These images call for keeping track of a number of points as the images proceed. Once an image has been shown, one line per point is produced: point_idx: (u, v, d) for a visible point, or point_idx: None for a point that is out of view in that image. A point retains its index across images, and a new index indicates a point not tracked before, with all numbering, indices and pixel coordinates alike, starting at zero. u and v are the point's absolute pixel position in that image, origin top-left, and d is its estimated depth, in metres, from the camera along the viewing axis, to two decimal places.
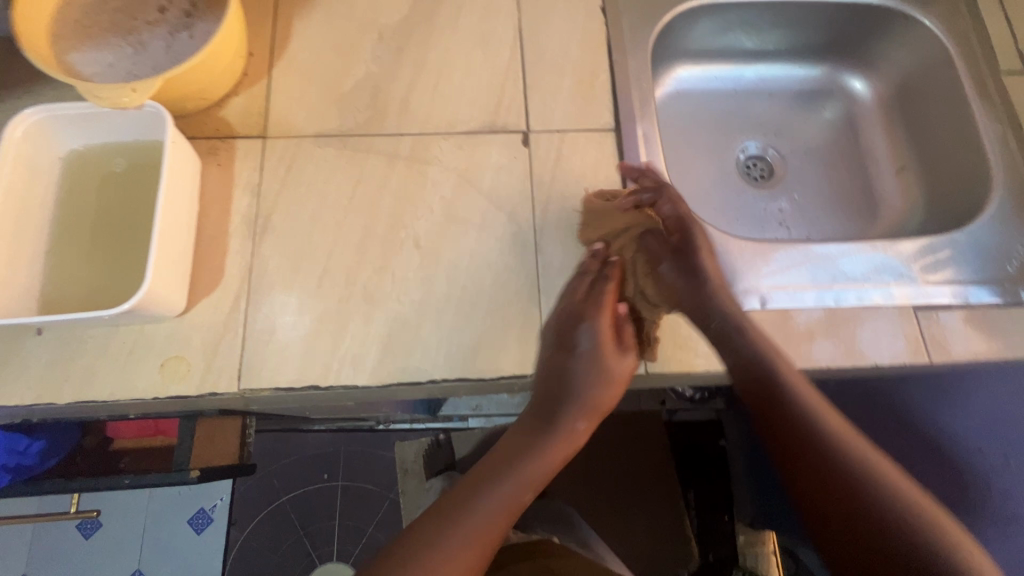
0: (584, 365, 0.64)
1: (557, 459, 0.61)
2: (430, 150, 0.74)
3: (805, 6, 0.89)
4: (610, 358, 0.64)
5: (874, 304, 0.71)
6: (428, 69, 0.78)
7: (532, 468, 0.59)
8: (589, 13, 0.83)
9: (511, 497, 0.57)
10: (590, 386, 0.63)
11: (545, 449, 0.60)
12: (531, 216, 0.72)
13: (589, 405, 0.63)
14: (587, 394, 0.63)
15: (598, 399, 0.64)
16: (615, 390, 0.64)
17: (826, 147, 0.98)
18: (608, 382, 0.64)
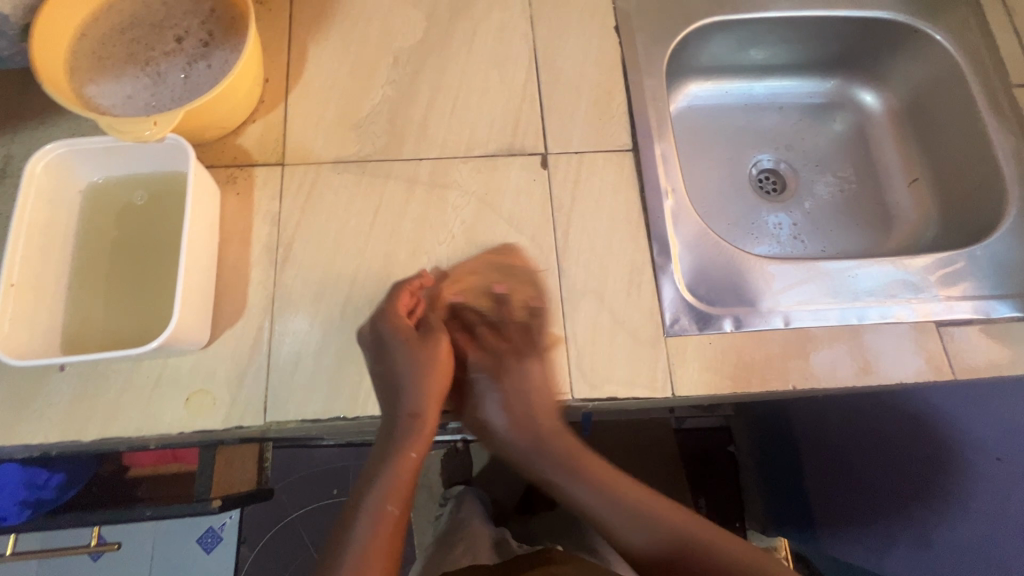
0: (404, 362, 0.65)
1: (412, 454, 0.65)
2: (449, 175, 0.74)
3: (817, 21, 0.89)
4: (426, 347, 0.67)
5: (897, 321, 0.71)
6: (444, 93, 0.78)
7: (396, 469, 0.64)
8: (603, 33, 0.83)
9: (384, 497, 0.63)
10: (415, 379, 0.65)
11: (395, 450, 0.65)
12: (552, 239, 0.72)
13: (393, 401, 0.65)
14: (395, 388, 0.65)
15: (425, 388, 0.66)
16: (443, 374, 0.67)
17: (840, 160, 0.98)
18: (430, 370, 0.66)
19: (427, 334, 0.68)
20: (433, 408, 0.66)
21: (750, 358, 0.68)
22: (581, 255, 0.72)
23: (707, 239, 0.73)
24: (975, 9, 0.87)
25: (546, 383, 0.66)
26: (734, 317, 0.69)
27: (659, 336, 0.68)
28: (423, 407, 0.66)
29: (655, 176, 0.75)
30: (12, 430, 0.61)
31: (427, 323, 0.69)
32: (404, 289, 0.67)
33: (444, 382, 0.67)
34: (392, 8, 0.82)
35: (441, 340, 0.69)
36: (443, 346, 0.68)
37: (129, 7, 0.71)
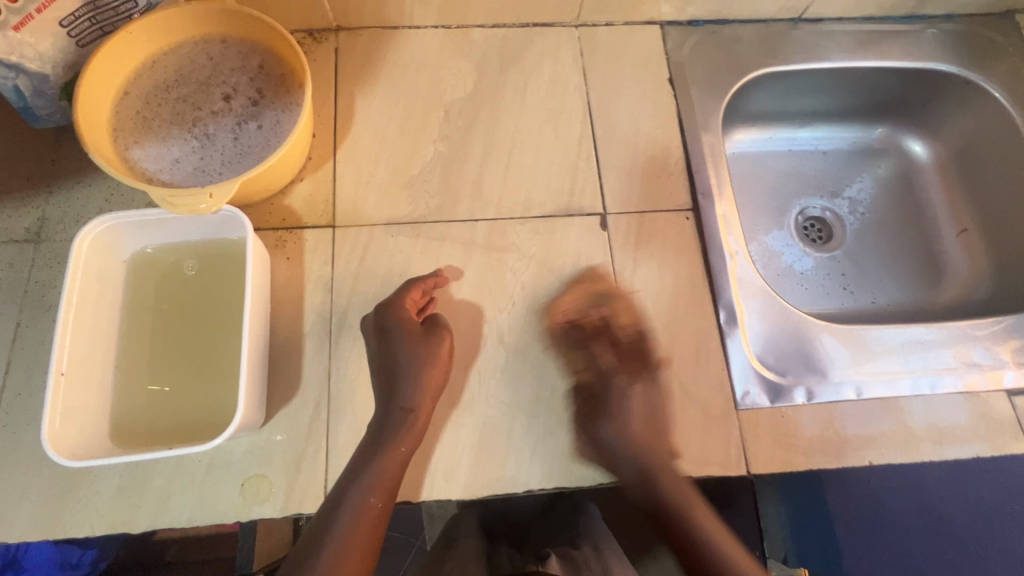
0: (402, 355, 0.61)
1: (402, 449, 0.59)
2: (506, 237, 0.72)
3: (868, 71, 0.88)
4: (429, 341, 0.63)
5: (968, 390, 0.70)
6: (497, 148, 0.76)
7: (384, 460, 0.58)
8: (657, 86, 0.81)
9: (369, 488, 0.57)
10: (413, 369, 0.61)
11: (387, 441, 0.59)
12: (615, 306, 0.70)
13: (389, 391, 0.61)
14: (393, 379, 0.61)
15: (424, 381, 0.61)
16: (443, 369, 0.62)
17: (889, 206, 0.95)
18: (430, 364, 0.61)
19: (432, 330, 0.64)
20: (429, 403, 0.61)
21: (824, 432, 0.67)
22: (646, 322, 0.70)
23: (774, 303, 0.71)
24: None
25: (616, 461, 0.64)
26: (806, 388, 0.68)
27: (731, 409, 0.67)
28: (419, 401, 0.60)
29: (719, 238, 0.73)
30: (59, 521, 0.57)
31: (434, 320, 0.65)
32: (416, 286, 0.65)
33: (442, 380, 0.62)
34: (441, 58, 0.79)
35: (445, 339, 0.63)
36: (446, 342, 0.63)
37: (174, 62, 0.67)
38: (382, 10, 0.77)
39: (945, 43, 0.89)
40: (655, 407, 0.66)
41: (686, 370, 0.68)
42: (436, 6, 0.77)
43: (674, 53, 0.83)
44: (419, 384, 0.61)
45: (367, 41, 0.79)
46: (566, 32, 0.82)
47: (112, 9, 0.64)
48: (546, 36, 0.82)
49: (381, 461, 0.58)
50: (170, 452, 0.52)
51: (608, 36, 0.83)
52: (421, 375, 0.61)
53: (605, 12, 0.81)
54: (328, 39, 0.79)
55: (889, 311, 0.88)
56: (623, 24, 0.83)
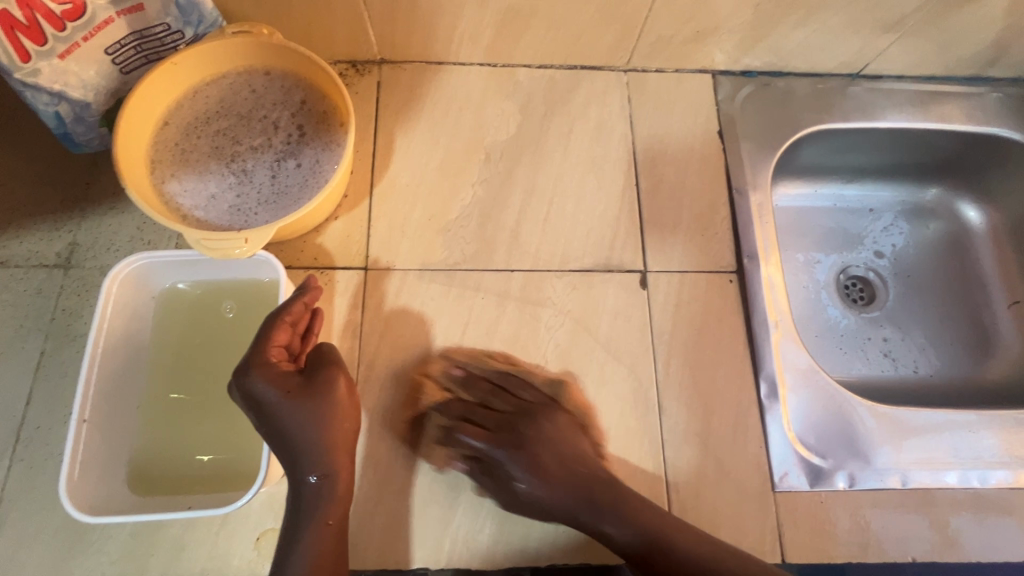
0: (291, 420, 0.53)
1: (330, 521, 0.54)
2: (541, 290, 0.69)
3: (924, 133, 0.85)
4: (319, 391, 0.55)
5: (1021, 487, 0.65)
6: (537, 196, 0.73)
7: (313, 538, 0.53)
8: (706, 138, 0.78)
9: (305, 575, 0.51)
10: (314, 432, 0.54)
11: (308, 518, 0.54)
12: (652, 371, 0.67)
13: (294, 462, 0.54)
14: (292, 449, 0.54)
15: (329, 440, 0.54)
16: (348, 414, 0.56)
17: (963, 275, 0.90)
18: (331, 420, 0.55)
19: (314, 377, 0.56)
20: (344, 460, 0.56)
21: (866, 522, 0.63)
22: (683, 390, 0.66)
23: (814, 381, 0.67)
24: None
25: None
26: (847, 473, 0.64)
27: (768, 491, 0.63)
28: (332, 463, 0.55)
29: (762, 305, 0.70)
30: (69, 564, 0.56)
31: (314, 361, 0.57)
32: (278, 329, 0.56)
33: (348, 428, 0.56)
34: (484, 98, 0.77)
35: (337, 383, 0.56)
36: (340, 384, 0.56)
37: (216, 94, 0.66)
38: (429, 47, 0.75)
39: (1008, 108, 0.85)
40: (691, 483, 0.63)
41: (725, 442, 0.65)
42: (484, 45, 0.75)
43: (726, 104, 0.80)
44: (318, 450, 0.54)
45: (411, 75, 0.78)
46: (615, 77, 0.80)
47: (159, 38, 0.62)
48: (592, 79, 0.79)
49: (304, 544, 0.53)
50: (191, 512, 0.51)
51: (657, 83, 0.80)
52: (324, 436, 0.54)
53: (656, 58, 0.78)
54: (372, 72, 0.77)
55: (930, 383, 0.85)
56: (674, 71, 0.81)
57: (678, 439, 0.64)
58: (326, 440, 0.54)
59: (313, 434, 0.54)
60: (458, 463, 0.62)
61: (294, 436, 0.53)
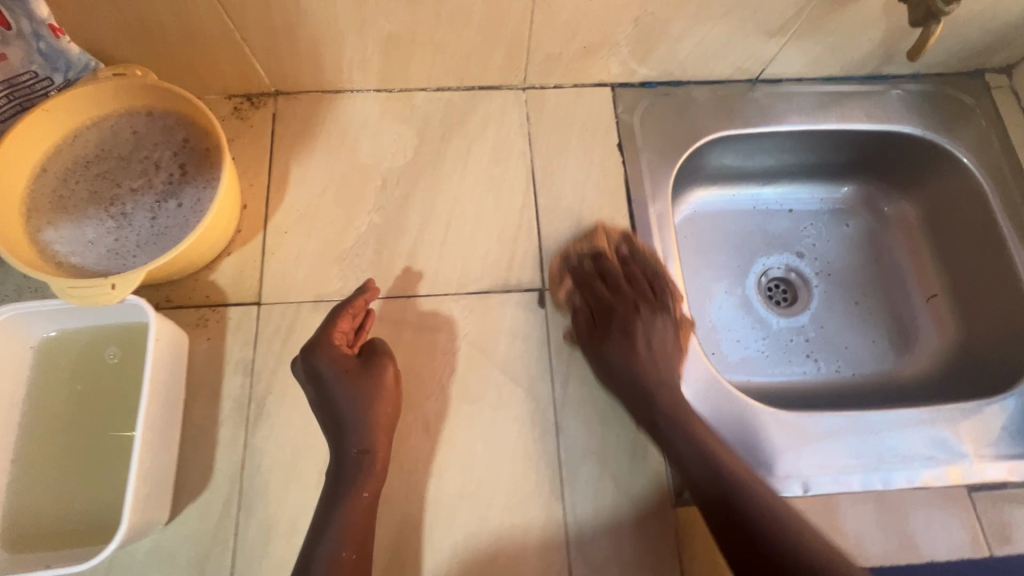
0: (342, 396, 0.60)
1: (365, 494, 0.57)
2: (439, 314, 0.69)
3: (828, 134, 0.85)
4: (370, 374, 0.61)
5: (925, 488, 0.65)
6: (435, 219, 0.73)
7: (347, 511, 0.56)
8: (606, 151, 0.78)
9: (337, 542, 0.55)
10: (359, 409, 0.59)
11: (346, 489, 0.57)
12: (551, 390, 0.66)
13: (341, 436, 0.59)
14: (340, 422, 0.59)
15: (372, 420, 0.59)
16: (393, 399, 0.61)
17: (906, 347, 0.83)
18: (376, 400, 0.60)
19: (370, 362, 0.62)
20: (384, 439, 0.60)
21: None
22: (582, 408, 0.66)
23: (717, 390, 0.67)
24: (994, 119, 0.84)
25: (542, 563, 0.60)
26: None
27: (667, 507, 0.62)
28: (372, 440, 0.59)
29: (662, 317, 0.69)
30: None
31: (370, 350, 0.63)
32: (343, 315, 0.63)
33: (391, 411, 0.61)
34: (382, 124, 0.77)
35: (386, 369, 0.61)
36: (390, 370, 0.61)
37: (95, 137, 0.65)
38: (319, 76, 0.75)
39: (909, 104, 0.85)
40: (588, 503, 0.62)
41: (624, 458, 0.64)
42: (375, 72, 0.75)
43: (626, 116, 0.80)
44: (362, 426, 0.59)
45: (306, 106, 0.77)
46: (513, 95, 0.80)
47: (28, 86, 0.61)
48: (491, 100, 0.80)
49: (341, 513, 0.56)
50: (50, 570, 0.50)
51: (556, 100, 0.80)
52: (369, 413, 0.59)
53: (552, 75, 0.78)
54: (267, 104, 0.77)
55: (853, 383, 0.85)
56: (573, 86, 0.81)
57: (574, 459, 0.63)
58: (368, 418, 0.59)
59: (360, 411, 0.59)
60: None
61: (346, 410, 0.59)
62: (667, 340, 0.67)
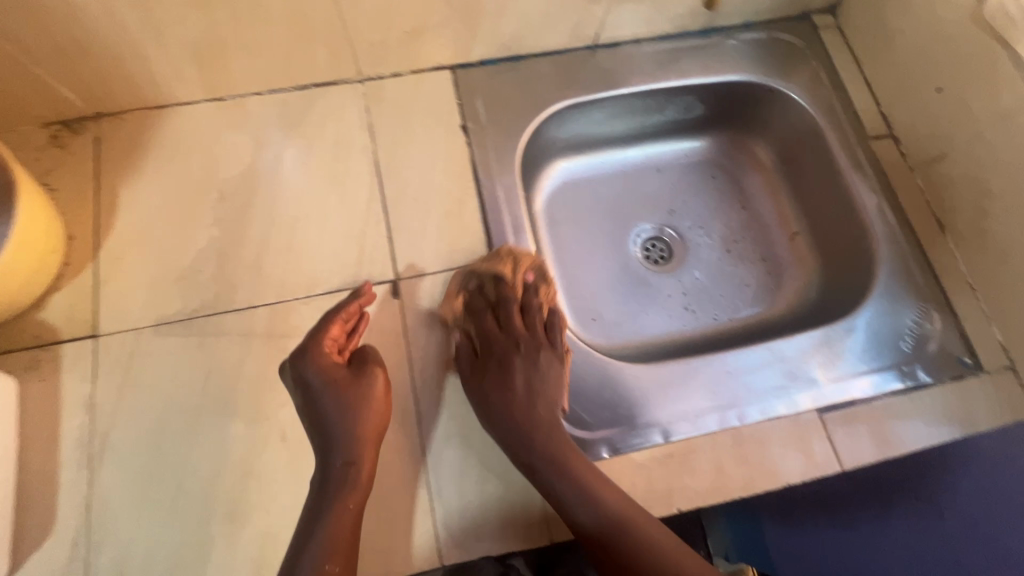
0: (331, 403, 0.60)
1: (350, 506, 0.57)
2: (288, 320, 0.67)
3: (672, 91, 0.87)
4: (360, 385, 0.61)
5: (778, 417, 0.67)
6: (279, 224, 0.71)
7: (332, 522, 0.56)
8: (450, 134, 0.78)
9: (320, 556, 0.54)
10: (345, 418, 0.60)
11: (331, 497, 0.57)
12: (410, 379, 0.66)
13: (328, 445, 0.60)
14: (327, 433, 0.60)
15: (358, 430, 0.59)
16: (381, 409, 0.61)
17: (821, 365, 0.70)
18: (361, 407, 0.60)
19: (360, 371, 0.62)
20: (370, 450, 0.60)
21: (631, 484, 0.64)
22: (440, 392, 0.65)
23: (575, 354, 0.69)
24: (822, 57, 0.87)
25: (411, 552, 0.60)
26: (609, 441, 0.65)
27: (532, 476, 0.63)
28: (358, 452, 0.59)
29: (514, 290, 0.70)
30: None
31: (360, 359, 0.64)
32: (332, 319, 0.64)
33: (378, 423, 0.61)
34: (214, 135, 0.75)
35: (376, 378, 0.62)
36: (380, 379, 0.62)
37: None
38: (136, 91, 0.72)
39: (745, 53, 0.87)
40: (453, 485, 0.62)
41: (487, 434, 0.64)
42: (196, 81, 0.72)
43: (468, 97, 0.80)
44: (348, 438, 0.59)
45: (131, 125, 0.74)
46: (351, 88, 0.78)
47: None
48: (328, 96, 0.78)
49: (325, 523, 0.56)
50: None
51: (395, 88, 0.79)
52: (355, 422, 0.60)
53: (385, 64, 0.77)
54: (87, 128, 0.73)
55: (730, 327, 0.87)
56: (411, 73, 0.80)
57: (436, 443, 0.63)
58: (355, 427, 0.59)
59: (348, 421, 0.59)
60: (207, 520, 0.59)
61: (336, 420, 0.60)
62: (549, 374, 0.66)
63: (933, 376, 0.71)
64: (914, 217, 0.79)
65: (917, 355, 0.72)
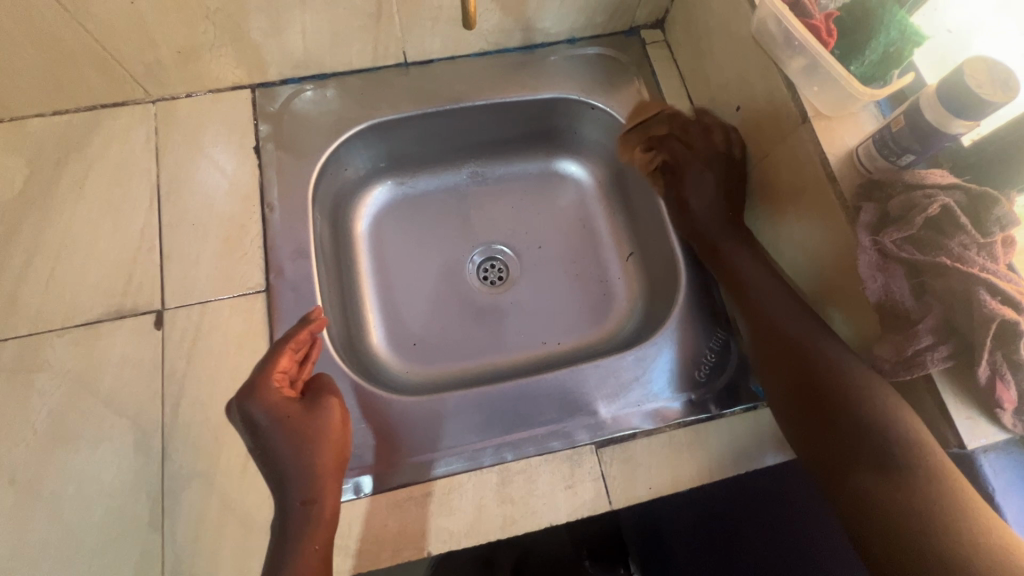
0: (282, 444, 0.59)
1: (316, 545, 0.55)
2: (38, 354, 0.64)
3: (488, 108, 0.84)
4: (313, 418, 0.59)
5: (552, 451, 0.65)
6: (44, 252, 0.69)
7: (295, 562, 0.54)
8: (242, 156, 0.75)
9: None
10: (300, 457, 0.58)
11: (293, 539, 0.56)
12: (159, 416, 0.63)
13: (284, 487, 0.58)
14: (281, 475, 0.58)
15: (317, 464, 0.58)
16: (333, 442, 0.59)
17: (774, 371, 0.62)
18: (308, 446, 0.58)
19: (313, 403, 0.61)
20: (330, 485, 0.58)
21: (383, 525, 0.61)
22: (189, 430, 0.62)
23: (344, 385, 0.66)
24: (647, 75, 0.85)
25: None
26: (365, 480, 0.63)
27: None
28: (316, 489, 0.57)
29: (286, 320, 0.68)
30: None
31: (312, 390, 0.62)
32: (280, 353, 0.62)
33: (338, 452, 0.60)
34: None
35: (329, 405, 0.61)
36: (333, 407, 0.61)
37: None
38: None
39: (567, 69, 0.85)
40: (188, 529, 0.59)
41: (234, 476, 0.61)
42: None
43: (265, 118, 0.77)
44: (291, 481, 0.58)
45: None
46: (140, 110, 0.76)
47: None
48: (116, 117, 0.75)
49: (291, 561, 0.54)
50: None
51: (188, 108, 0.77)
52: (302, 464, 0.58)
53: (173, 84, 0.75)
54: None
55: (556, 353, 0.84)
56: (206, 92, 0.77)
57: (177, 485, 0.60)
58: (304, 468, 0.58)
59: (282, 467, 0.58)
60: None
61: (268, 464, 0.59)
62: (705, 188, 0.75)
63: (724, 407, 0.68)
64: None
65: (710, 384, 0.69)
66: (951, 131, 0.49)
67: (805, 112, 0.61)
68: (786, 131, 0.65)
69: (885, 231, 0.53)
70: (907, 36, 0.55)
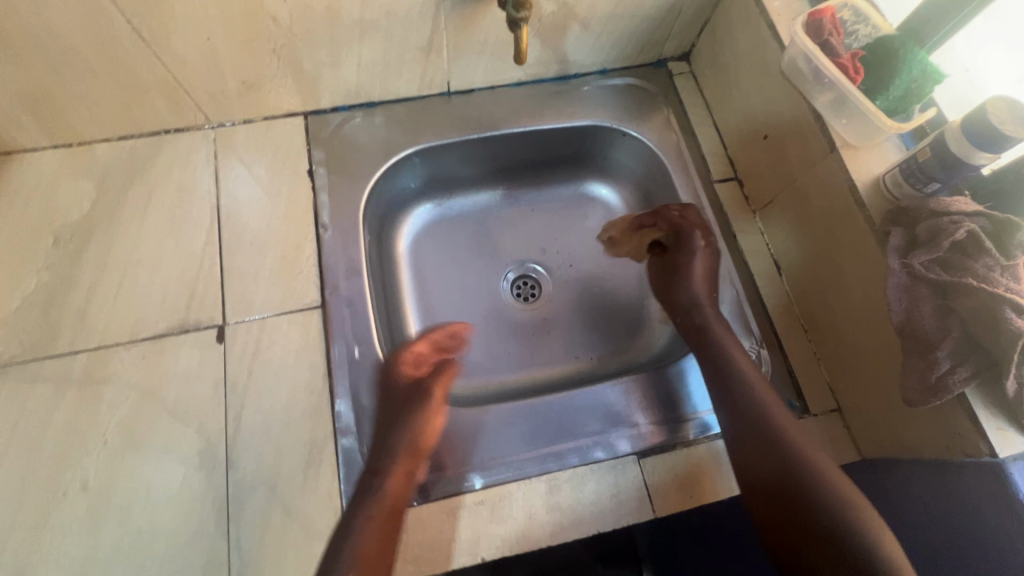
0: (391, 414, 0.68)
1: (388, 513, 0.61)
2: (107, 366, 0.67)
3: (525, 134, 0.88)
4: (427, 396, 0.72)
5: (596, 461, 0.68)
6: (112, 270, 0.72)
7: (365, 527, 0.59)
8: (296, 179, 0.80)
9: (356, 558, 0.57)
10: (402, 428, 0.67)
11: (365, 505, 0.61)
12: (223, 426, 0.66)
13: (376, 453, 0.65)
14: (378, 442, 0.66)
15: (410, 438, 0.66)
16: (432, 423, 0.69)
17: (729, 414, 0.66)
18: (416, 419, 0.68)
19: (427, 386, 0.73)
20: (413, 464, 0.66)
21: (437, 531, 0.64)
22: (252, 439, 0.65)
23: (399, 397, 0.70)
24: (675, 104, 0.90)
25: None
26: (420, 488, 0.66)
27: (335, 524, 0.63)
28: (400, 462, 0.65)
29: (341, 335, 0.71)
30: None
31: (431, 375, 0.75)
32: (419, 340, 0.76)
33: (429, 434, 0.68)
34: (57, 180, 0.76)
35: (437, 391, 0.73)
36: (438, 394, 0.73)
37: None
38: None
39: (599, 98, 0.90)
40: (252, 535, 0.62)
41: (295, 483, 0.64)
42: (36, 129, 0.74)
43: (317, 144, 0.82)
44: (386, 450, 0.65)
45: None
46: (201, 135, 0.80)
47: None
48: (178, 142, 0.80)
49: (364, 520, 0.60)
50: None
51: (245, 134, 0.81)
52: (403, 435, 0.66)
53: (232, 112, 0.79)
54: None
55: (589, 367, 0.87)
56: (262, 119, 0.82)
57: (242, 492, 0.63)
58: (403, 440, 0.66)
59: (383, 434, 0.66)
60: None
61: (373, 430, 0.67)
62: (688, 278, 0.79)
63: None
64: (751, 259, 0.81)
65: None
66: (975, 162, 0.54)
67: (833, 142, 0.66)
68: (813, 159, 0.69)
69: (913, 254, 0.58)
70: (926, 74, 0.61)
